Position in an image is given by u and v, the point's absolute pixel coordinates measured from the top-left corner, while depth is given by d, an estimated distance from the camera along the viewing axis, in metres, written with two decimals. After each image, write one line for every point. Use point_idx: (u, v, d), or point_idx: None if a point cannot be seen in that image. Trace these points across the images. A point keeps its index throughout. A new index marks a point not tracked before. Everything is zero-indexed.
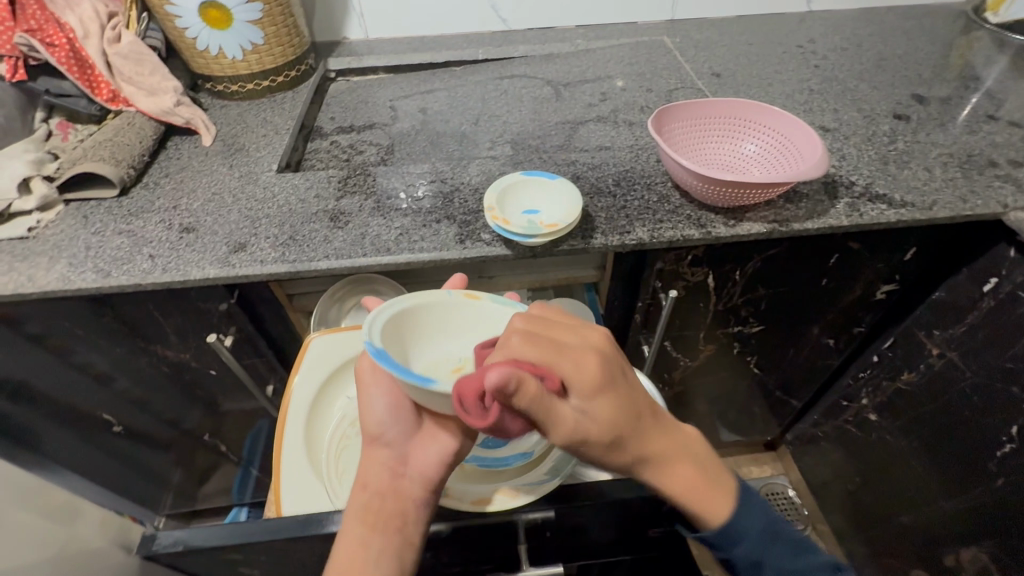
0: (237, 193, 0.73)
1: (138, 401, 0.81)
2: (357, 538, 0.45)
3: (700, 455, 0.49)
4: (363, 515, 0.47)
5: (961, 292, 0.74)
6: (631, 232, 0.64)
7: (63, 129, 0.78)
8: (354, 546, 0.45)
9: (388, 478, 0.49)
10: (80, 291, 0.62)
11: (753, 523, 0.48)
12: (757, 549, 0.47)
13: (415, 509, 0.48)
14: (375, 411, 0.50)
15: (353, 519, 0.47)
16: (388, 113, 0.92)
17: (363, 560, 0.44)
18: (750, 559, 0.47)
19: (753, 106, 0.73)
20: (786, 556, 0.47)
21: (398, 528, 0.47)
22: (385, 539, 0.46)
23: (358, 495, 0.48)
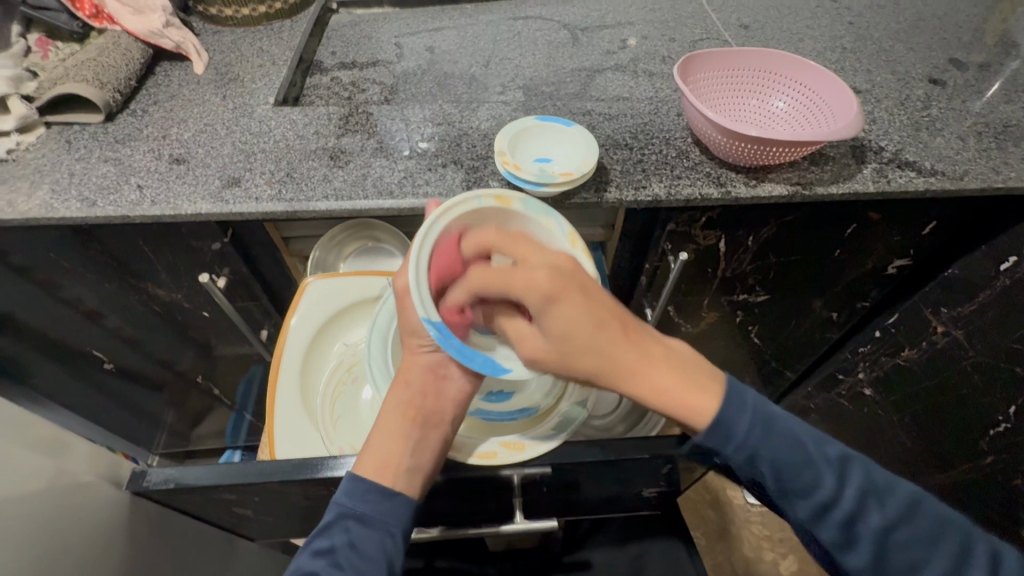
0: (231, 126, 0.68)
1: (128, 338, 0.79)
2: (396, 426, 0.46)
3: (693, 374, 0.40)
4: (404, 407, 0.47)
5: (976, 270, 0.71)
6: (647, 188, 0.62)
7: (42, 47, 0.71)
8: (392, 433, 0.46)
9: (428, 377, 0.48)
10: (63, 220, 0.58)
11: (744, 417, 0.39)
12: (751, 441, 0.38)
13: (450, 409, 0.48)
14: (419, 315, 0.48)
15: (393, 412, 0.47)
16: (393, 50, 0.87)
17: (402, 445, 0.45)
18: (745, 456, 0.39)
19: (786, 59, 0.68)
20: (788, 449, 0.38)
21: (434, 426, 0.47)
22: (423, 433, 0.46)
23: (398, 389, 0.48)
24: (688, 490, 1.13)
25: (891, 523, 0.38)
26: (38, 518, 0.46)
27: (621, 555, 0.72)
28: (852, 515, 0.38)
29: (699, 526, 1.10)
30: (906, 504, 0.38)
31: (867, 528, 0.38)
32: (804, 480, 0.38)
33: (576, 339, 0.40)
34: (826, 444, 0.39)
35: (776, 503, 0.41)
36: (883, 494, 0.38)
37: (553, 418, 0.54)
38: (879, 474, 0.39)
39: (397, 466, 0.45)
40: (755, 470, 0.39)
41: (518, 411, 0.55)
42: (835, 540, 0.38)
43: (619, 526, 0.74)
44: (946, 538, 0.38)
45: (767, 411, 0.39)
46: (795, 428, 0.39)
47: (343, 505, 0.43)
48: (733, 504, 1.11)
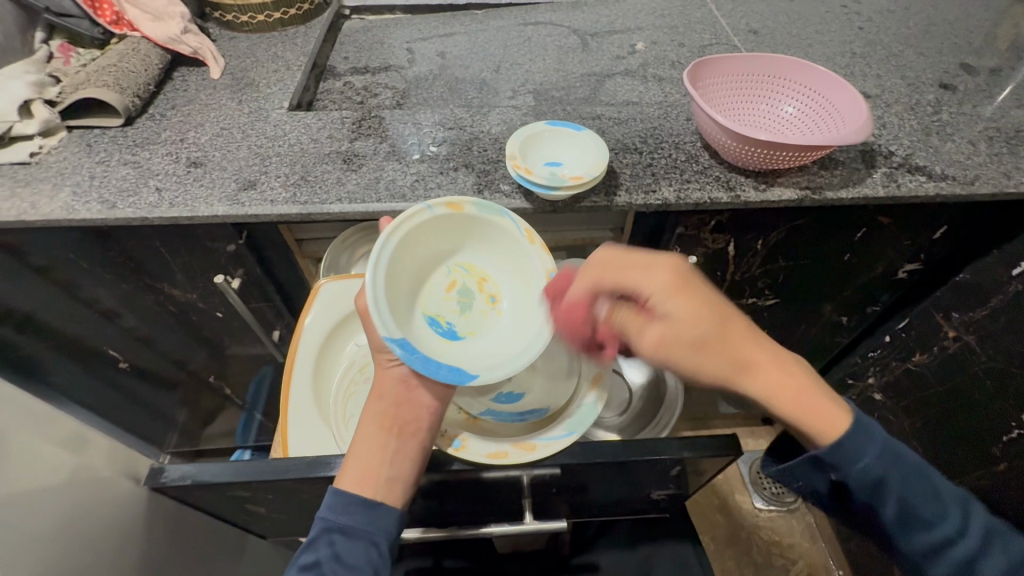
0: (247, 130, 0.70)
1: (143, 338, 0.81)
2: (371, 438, 0.46)
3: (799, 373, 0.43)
4: (380, 420, 0.47)
5: (988, 275, 0.71)
6: (657, 191, 0.62)
7: (64, 53, 0.73)
8: (367, 444, 0.46)
9: (400, 390, 0.48)
10: (84, 221, 0.60)
11: (873, 445, 0.41)
12: (884, 466, 0.41)
13: (426, 417, 0.48)
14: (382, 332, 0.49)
15: (369, 424, 0.47)
16: (405, 55, 0.88)
17: (378, 456, 0.46)
18: (871, 481, 0.41)
19: (795, 64, 0.69)
20: (919, 483, 0.41)
21: (412, 434, 0.47)
22: (399, 441, 0.46)
23: (373, 402, 0.49)
24: (696, 493, 1.13)
25: (1008, 567, 0.41)
26: (59, 511, 0.47)
27: (629, 558, 0.72)
28: (971, 554, 0.41)
29: (707, 530, 1.09)
30: (1012, 551, 0.41)
31: (989, 569, 0.41)
32: (926, 513, 0.41)
33: (707, 332, 0.43)
34: (943, 483, 0.42)
35: (889, 534, 0.43)
36: (995, 538, 0.41)
37: (564, 417, 0.55)
38: (991, 521, 0.42)
39: (376, 477, 0.45)
40: (879, 499, 0.41)
41: (528, 412, 0.56)
42: (947, 574, 0.41)
43: (626, 529, 0.74)
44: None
45: (895, 446, 0.41)
46: (920, 466, 0.42)
47: (327, 519, 0.44)
48: (741, 508, 1.11)
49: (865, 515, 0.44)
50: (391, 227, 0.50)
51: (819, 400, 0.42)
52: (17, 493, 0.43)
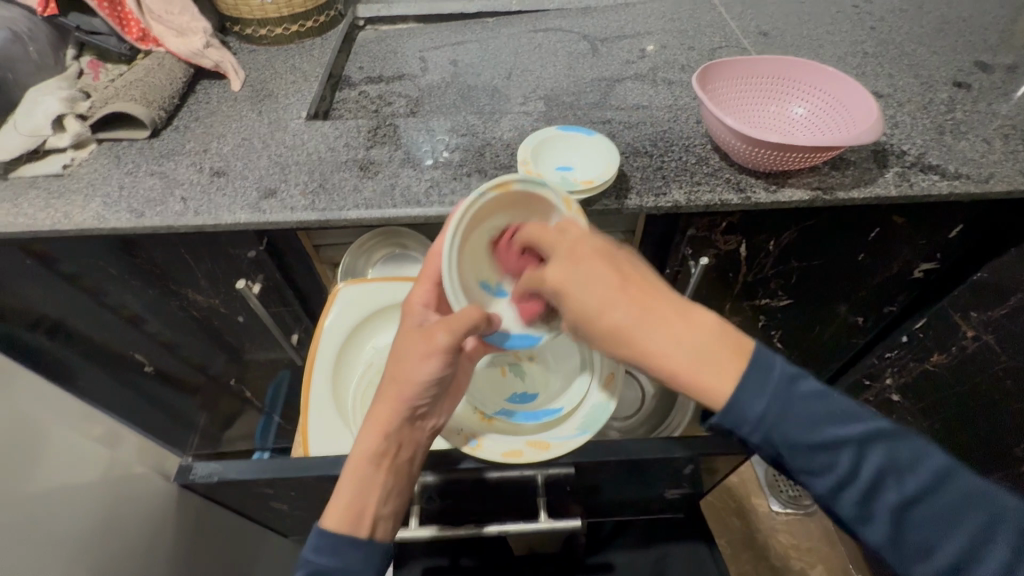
0: (266, 140, 0.72)
1: (169, 340, 0.84)
2: (366, 478, 0.46)
3: (722, 354, 0.38)
4: (377, 457, 0.46)
5: (1007, 273, 0.70)
6: (667, 194, 0.63)
7: (93, 69, 0.76)
8: (362, 484, 0.46)
9: (405, 429, 0.48)
10: (114, 230, 0.62)
11: (763, 396, 0.37)
12: (769, 413, 0.36)
13: (422, 458, 0.49)
14: (418, 371, 0.47)
15: (365, 463, 0.46)
16: (418, 64, 0.90)
17: (372, 496, 0.46)
18: (762, 433, 0.37)
19: (803, 65, 0.69)
20: (806, 424, 0.36)
21: (406, 473, 0.48)
22: (395, 481, 0.47)
23: (369, 440, 0.46)
24: (710, 496, 1.13)
25: (914, 498, 0.34)
26: (91, 510, 0.49)
27: (644, 560, 0.72)
28: (868, 493, 0.35)
29: (722, 535, 1.09)
30: (931, 481, 0.34)
31: (890, 504, 0.35)
32: (817, 457, 0.36)
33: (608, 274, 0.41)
34: (846, 421, 0.36)
35: (797, 482, 0.38)
36: (902, 470, 0.35)
37: (578, 417, 0.56)
38: (905, 451, 0.35)
39: (371, 517, 0.45)
40: (769, 451, 0.38)
41: (543, 412, 0.57)
42: (856, 516, 0.36)
43: (642, 529, 0.74)
44: (971, 520, 0.34)
45: (789, 384, 0.37)
46: (818, 405, 0.37)
47: (314, 561, 0.44)
48: (757, 512, 1.10)
49: (771, 464, 0.39)
50: (453, 221, 0.48)
51: (727, 354, 0.38)
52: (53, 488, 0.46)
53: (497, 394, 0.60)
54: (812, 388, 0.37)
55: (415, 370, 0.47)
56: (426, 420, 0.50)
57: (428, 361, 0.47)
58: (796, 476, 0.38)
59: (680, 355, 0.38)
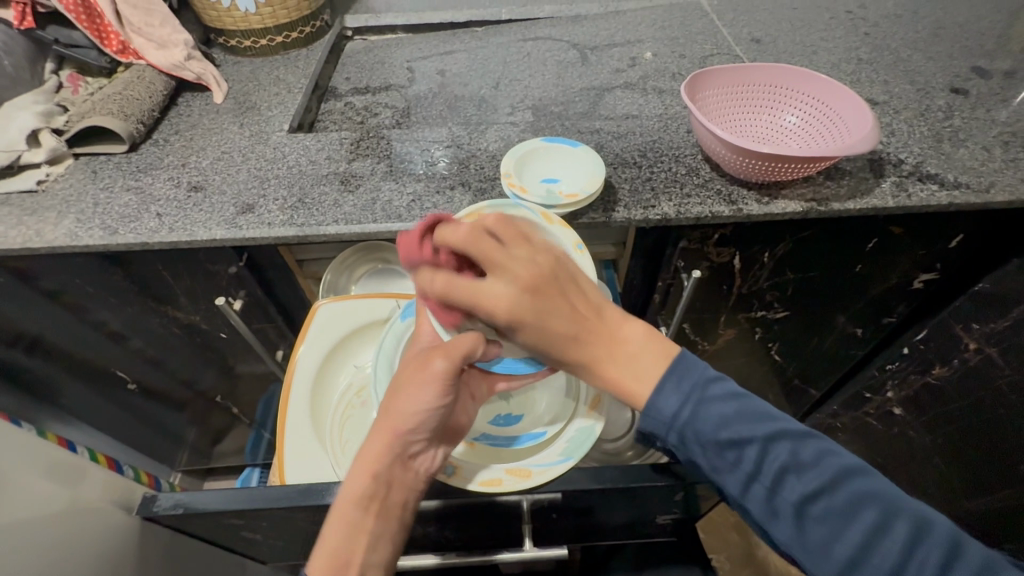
0: (247, 153, 0.70)
1: (149, 358, 0.82)
2: (353, 523, 0.44)
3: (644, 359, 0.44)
4: (364, 501, 0.44)
5: (1009, 285, 0.68)
6: (656, 207, 0.61)
7: (73, 82, 0.75)
8: (349, 528, 0.44)
9: (395, 470, 0.46)
10: (86, 247, 0.61)
11: (678, 396, 0.43)
12: (682, 414, 0.42)
13: (413, 498, 0.47)
14: (411, 404, 0.45)
15: (352, 506, 0.44)
16: (405, 74, 0.88)
17: (359, 540, 0.44)
18: (677, 435, 0.43)
19: (795, 73, 0.68)
20: (715, 427, 0.42)
21: (397, 515, 0.46)
22: (384, 525, 0.45)
23: (357, 481, 0.44)
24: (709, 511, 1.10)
25: (811, 492, 0.39)
26: (48, 546, 0.46)
27: None
28: (773, 488, 0.41)
29: (722, 551, 1.06)
30: (826, 479, 0.39)
31: (785, 503, 0.40)
32: (726, 455, 0.41)
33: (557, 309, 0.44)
34: (750, 422, 0.41)
35: (715, 483, 0.44)
36: (803, 469, 0.40)
37: (562, 440, 0.53)
38: (804, 450, 0.40)
39: (358, 564, 0.43)
40: (689, 452, 0.43)
41: (525, 436, 0.55)
42: (758, 511, 0.42)
43: (636, 552, 0.71)
44: (865, 514, 0.38)
45: (702, 389, 0.43)
46: (730, 409, 0.42)
47: None
48: None
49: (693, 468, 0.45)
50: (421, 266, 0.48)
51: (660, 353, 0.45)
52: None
53: (479, 415, 0.58)
54: (724, 393, 0.43)
55: (409, 400, 0.45)
56: (421, 461, 0.47)
57: (424, 393, 0.44)
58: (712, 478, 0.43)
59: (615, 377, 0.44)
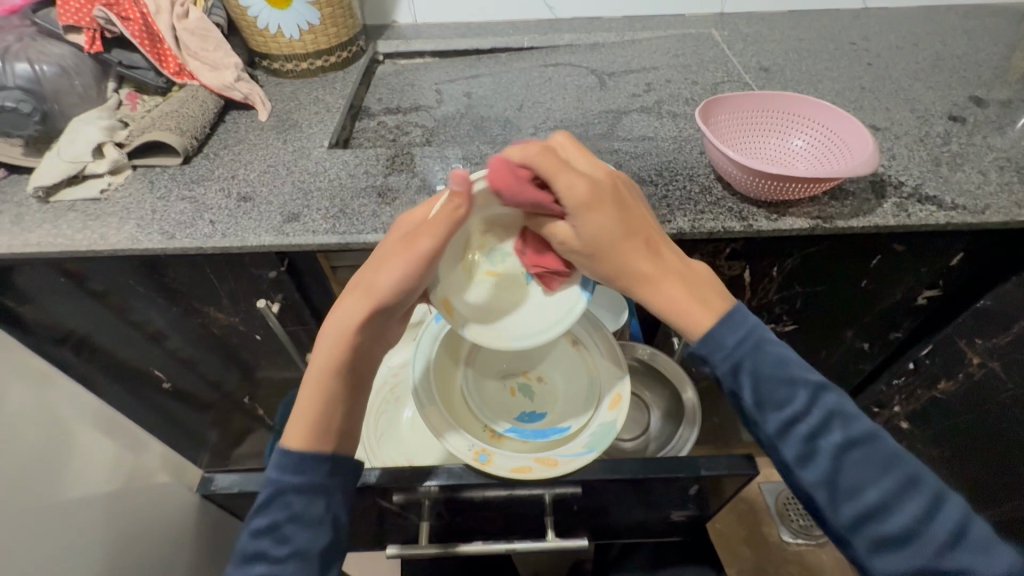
0: (291, 166, 0.76)
1: (187, 357, 0.87)
2: (332, 393, 0.49)
3: (705, 290, 0.48)
4: (342, 375, 0.50)
5: (1009, 302, 0.72)
6: (672, 222, 0.65)
7: (132, 100, 0.82)
8: (326, 400, 0.49)
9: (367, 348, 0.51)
10: (146, 250, 0.66)
11: (738, 332, 0.46)
12: (739, 351, 0.45)
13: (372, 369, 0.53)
14: (390, 280, 0.47)
15: (332, 377, 0.49)
16: (434, 96, 0.95)
17: (336, 410, 0.49)
18: (731, 363, 0.45)
19: (802, 100, 0.72)
20: (775, 364, 0.44)
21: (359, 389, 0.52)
22: (351, 396, 0.51)
23: (340, 355, 0.49)
24: (719, 522, 1.12)
25: (850, 441, 0.42)
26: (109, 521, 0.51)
27: None
28: (814, 431, 0.42)
29: (732, 563, 1.07)
30: (863, 432, 0.42)
31: (827, 443, 0.42)
32: (779, 392, 0.43)
33: (618, 222, 0.48)
34: (805, 369, 0.45)
35: (752, 422, 0.45)
36: (847, 419, 0.43)
37: (586, 435, 0.56)
38: (847, 406, 0.44)
39: (332, 432, 0.49)
40: (736, 383, 0.45)
41: (550, 431, 0.59)
42: (794, 451, 0.42)
43: (650, 553, 0.74)
44: (897, 469, 0.41)
45: (761, 334, 0.46)
46: (785, 355, 0.45)
47: (280, 481, 0.47)
48: (769, 543, 1.09)
49: (733, 404, 0.46)
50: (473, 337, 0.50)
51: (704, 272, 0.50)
52: (58, 501, 0.47)
53: (506, 412, 0.62)
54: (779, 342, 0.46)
55: (390, 276, 0.47)
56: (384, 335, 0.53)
57: (396, 274, 0.47)
58: (752, 415, 0.45)
59: (667, 295, 0.48)
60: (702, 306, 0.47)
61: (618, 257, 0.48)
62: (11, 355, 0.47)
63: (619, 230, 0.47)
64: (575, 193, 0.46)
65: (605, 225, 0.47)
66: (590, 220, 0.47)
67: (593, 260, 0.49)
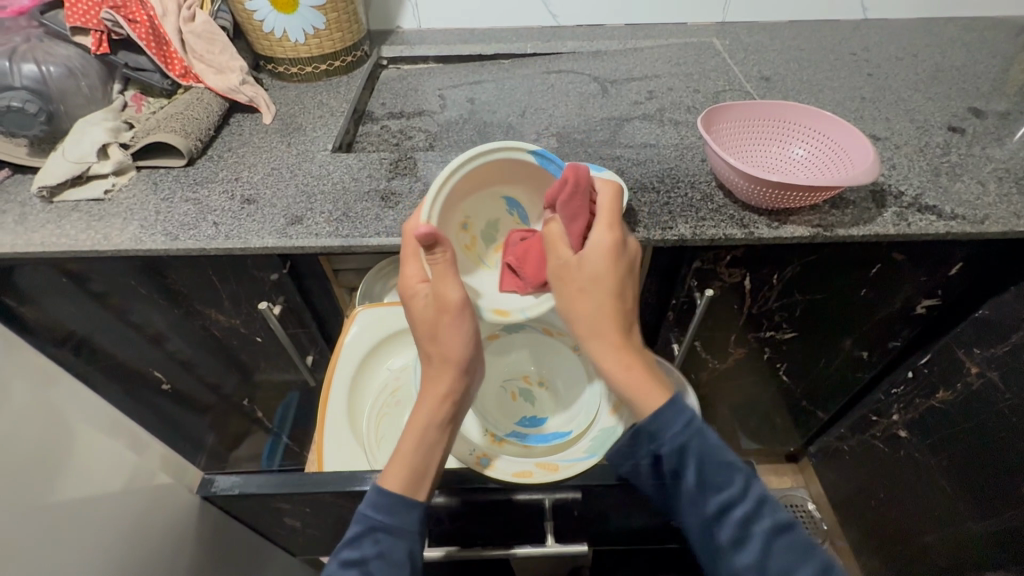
0: (295, 169, 0.76)
1: (186, 358, 0.87)
2: (427, 438, 0.49)
3: (655, 371, 0.50)
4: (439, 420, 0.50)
5: (1007, 312, 0.72)
6: (673, 228, 0.66)
7: (137, 102, 0.82)
8: (418, 442, 0.49)
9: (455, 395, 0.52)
10: (149, 251, 0.66)
11: (685, 413, 0.45)
12: (686, 435, 0.44)
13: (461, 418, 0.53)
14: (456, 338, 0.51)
15: (430, 422, 0.50)
16: (437, 101, 0.95)
17: (430, 453, 0.49)
18: (677, 447, 0.44)
19: (803, 109, 0.73)
20: (716, 450, 0.44)
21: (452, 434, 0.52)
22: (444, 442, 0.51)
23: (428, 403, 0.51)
24: None
25: (777, 528, 0.42)
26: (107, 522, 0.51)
27: None
28: (747, 517, 0.42)
29: None
30: (788, 521, 0.43)
31: (757, 532, 0.42)
32: (718, 478, 0.44)
33: (603, 288, 0.51)
34: (741, 455, 0.45)
35: (688, 502, 0.45)
36: (775, 506, 0.43)
37: (587, 439, 0.57)
38: (775, 494, 0.44)
39: (425, 475, 0.48)
40: (679, 466, 0.44)
41: (551, 436, 0.60)
42: (728, 536, 0.43)
43: (649, 560, 0.73)
44: (815, 558, 0.42)
45: (700, 421, 0.46)
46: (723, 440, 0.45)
47: (371, 518, 0.46)
48: None
49: (671, 486, 0.46)
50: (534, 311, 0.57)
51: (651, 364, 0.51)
52: (58, 501, 0.47)
53: (508, 417, 0.62)
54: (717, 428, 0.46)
55: (454, 330, 0.51)
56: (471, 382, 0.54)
57: (464, 322, 0.51)
58: (689, 497, 0.44)
59: (615, 368, 0.49)
60: (638, 394, 0.48)
61: (597, 305, 0.51)
62: (13, 355, 0.47)
63: (613, 284, 0.51)
64: (600, 243, 0.52)
65: (602, 274, 0.51)
66: (598, 262, 0.51)
67: (578, 296, 0.51)
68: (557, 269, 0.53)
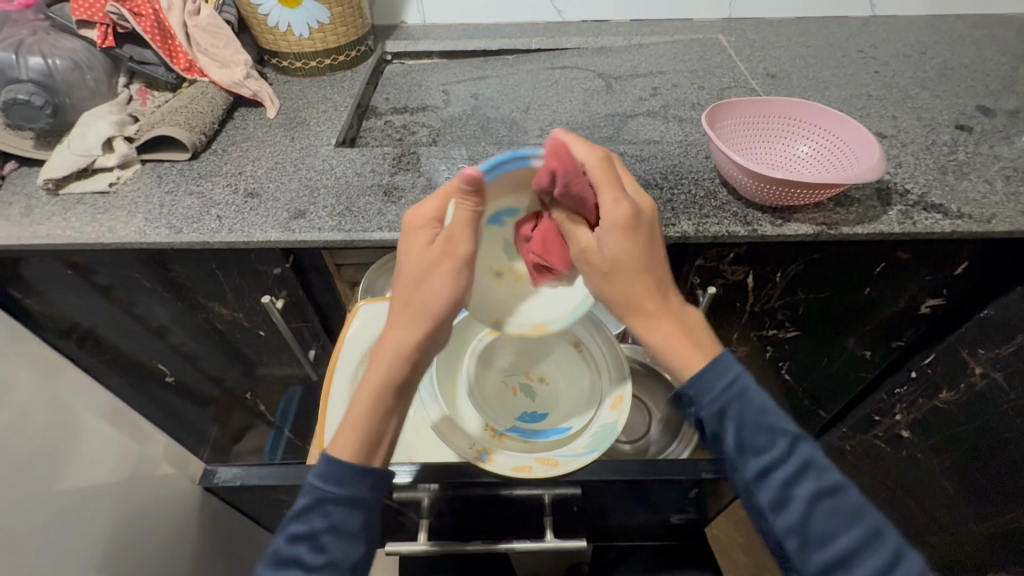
0: (298, 164, 0.76)
1: (190, 350, 0.87)
2: (368, 412, 0.46)
3: (700, 337, 0.47)
4: (386, 391, 0.47)
5: (1012, 312, 0.71)
6: (676, 225, 0.65)
7: (142, 95, 0.82)
8: (363, 417, 0.46)
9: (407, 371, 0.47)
10: (153, 244, 0.66)
11: (726, 378, 0.44)
12: (725, 396, 0.44)
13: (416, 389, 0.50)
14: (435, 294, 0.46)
15: (376, 392, 0.47)
16: (441, 97, 0.95)
17: (378, 425, 0.47)
18: (717, 407, 0.44)
19: (808, 107, 0.73)
20: (761, 411, 0.44)
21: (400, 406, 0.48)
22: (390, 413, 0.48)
23: (377, 372, 0.47)
24: (717, 528, 1.11)
25: (823, 491, 0.42)
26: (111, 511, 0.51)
27: None
28: (791, 479, 0.42)
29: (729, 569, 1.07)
30: (836, 483, 0.43)
31: (802, 492, 0.42)
32: (762, 438, 0.43)
33: (639, 264, 0.46)
34: (787, 417, 0.44)
35: (730, 463, 0.45)
36: (823, 469, 0.43)
37: (587, 435, 0.57)
38: (824, 457, 0.44)
39: (375, 446, 0.47)
40: (720, 426, 0.44)
41: (552, 432, 0.59)
42: (769, 499, 0.42)
43: (648, 557, 0.73)
44: (863, 523, 0.42)
45: (749, 379, 0.45)
46: (769, 402, 0.44)
47: (319, 490, 0.45)
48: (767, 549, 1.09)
49: (714, 446, 0.46)
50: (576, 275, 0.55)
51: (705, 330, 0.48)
52: (62, 490, 0.48)
53: (509, 412, 0.62)
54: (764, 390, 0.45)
55: (435, 289, 0.46)
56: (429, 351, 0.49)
57: (440, 282, 0.46)
58: (732, 457, 0.44)
59: (665, 341, 0.46)
60: (692, 357, 0.45)
61: (629, 290, 0.46)
62: (19, 345, 0.48)
63: (638, 265, 0.46)
64: (614, 214, 0.45)
65: (627, 256, 0.45)
66: (620, 247, 0.45)
67: (605, 281, 0.47)
68: (580, 255, 0.48)
